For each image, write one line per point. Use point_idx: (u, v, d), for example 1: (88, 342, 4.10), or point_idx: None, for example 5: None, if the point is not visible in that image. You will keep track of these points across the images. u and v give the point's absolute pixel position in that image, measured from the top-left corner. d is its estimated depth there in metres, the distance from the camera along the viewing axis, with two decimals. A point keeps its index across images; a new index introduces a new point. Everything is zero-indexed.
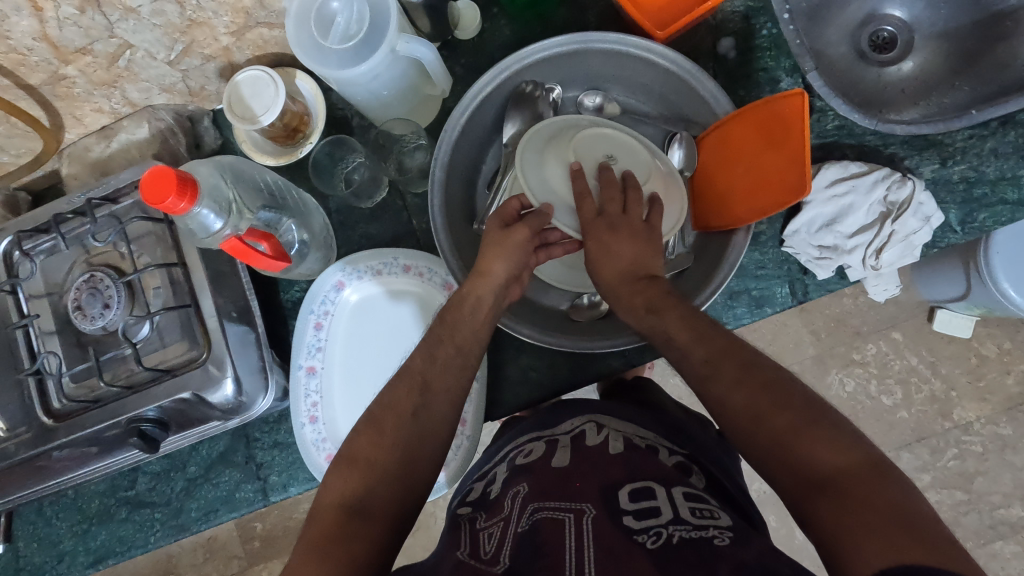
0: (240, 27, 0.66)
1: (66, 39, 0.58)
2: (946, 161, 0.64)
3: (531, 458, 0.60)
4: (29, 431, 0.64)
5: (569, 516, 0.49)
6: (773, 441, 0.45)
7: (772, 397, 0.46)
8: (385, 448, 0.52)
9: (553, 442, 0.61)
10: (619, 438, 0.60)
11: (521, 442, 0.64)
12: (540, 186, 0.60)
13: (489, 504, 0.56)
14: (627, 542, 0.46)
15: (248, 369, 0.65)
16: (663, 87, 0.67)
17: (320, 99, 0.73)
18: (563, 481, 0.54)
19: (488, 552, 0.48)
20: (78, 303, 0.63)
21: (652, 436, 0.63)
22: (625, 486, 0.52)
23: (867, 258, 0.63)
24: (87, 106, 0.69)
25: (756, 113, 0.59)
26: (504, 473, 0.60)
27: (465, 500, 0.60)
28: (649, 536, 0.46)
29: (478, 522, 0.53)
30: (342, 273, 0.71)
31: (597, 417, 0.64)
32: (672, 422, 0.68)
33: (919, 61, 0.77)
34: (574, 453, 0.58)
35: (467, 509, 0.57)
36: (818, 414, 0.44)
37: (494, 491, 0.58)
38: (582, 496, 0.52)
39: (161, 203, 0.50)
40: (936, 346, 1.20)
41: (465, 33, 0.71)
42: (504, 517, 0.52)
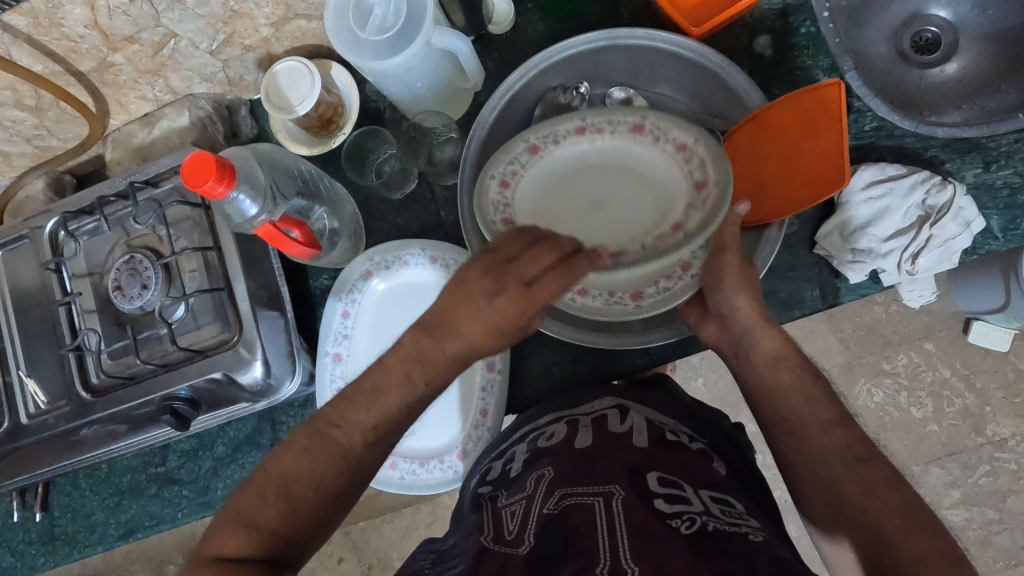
0: (280, 19, 0.67)
1: (115, 27, 0.60)
2: (989, 165, 0.62)
3: (553, 440, 0.59)
4: (69, 404, 0.67)
5: (597, 499, 0.48)
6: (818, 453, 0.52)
7: (839, 449, 0.52)
8: (278, 514, 0.53)
9: (574, 423, 0.61)
10: (642, 425, 0.60)
11: (540, 423, 0.64)
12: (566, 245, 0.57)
13: (510, 482, 0.57)
14: (658, 523, 0.45)
15: (278, 353, 0.67)
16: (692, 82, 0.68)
17: (354, 91, 0.74)
18: (588, 463, 0.54)
19: (512, 532, 0.49)
20: (118, 283, 0.66)
21: (672, 422, 0.63)
22: (653, 472, 0.52)
23: (903, 262, 0.61)
24: (132, 94, 0.72)
25: (779, 112, 0.59)
26: (525, 454, 0.60)
27: (484, 480, 0.61)
28: (683, 521, 0.45)
29: (501, 500, 0.54)
30: (370, 262, 0.73)
31: (621, 401, 0.64)
32: (691, 410, 0.68)
33: (963, 63, 0.74)
34: (596, 435, 0.58)
35: (489, 487, 0.59)
36: (869, 454, 0.51)
37: (515, 470, 0.59)
38: (609, 479, 0.51)
39: (200, 186, 0.52)
40: (971, 359, 1.16)
41: (498, 28, 0.71)
42: (526, 495, 0.53)
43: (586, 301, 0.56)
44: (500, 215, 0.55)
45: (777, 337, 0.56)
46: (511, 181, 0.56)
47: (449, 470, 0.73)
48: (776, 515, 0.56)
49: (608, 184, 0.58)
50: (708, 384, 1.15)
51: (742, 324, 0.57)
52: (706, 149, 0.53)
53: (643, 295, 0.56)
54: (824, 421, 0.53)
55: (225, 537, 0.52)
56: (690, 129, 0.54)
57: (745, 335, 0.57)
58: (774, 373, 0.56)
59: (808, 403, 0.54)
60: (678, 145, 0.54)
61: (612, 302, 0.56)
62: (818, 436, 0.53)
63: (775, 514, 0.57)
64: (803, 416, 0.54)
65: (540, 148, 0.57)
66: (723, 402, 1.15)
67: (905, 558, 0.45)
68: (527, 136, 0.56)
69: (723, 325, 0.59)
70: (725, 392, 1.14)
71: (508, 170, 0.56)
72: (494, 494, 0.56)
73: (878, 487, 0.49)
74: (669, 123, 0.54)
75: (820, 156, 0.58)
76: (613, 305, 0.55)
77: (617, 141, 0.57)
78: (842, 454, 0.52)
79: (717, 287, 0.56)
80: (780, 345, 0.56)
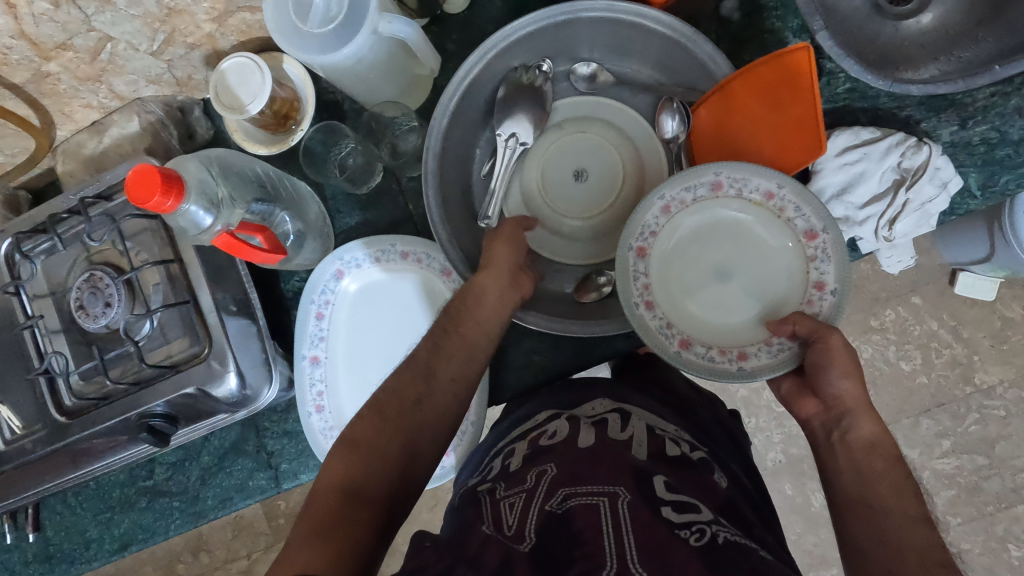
0: (221, 13, 0.64)
1: (44, 34, 0.57)
2: (965, 122, 0.60)
3: (556, 439, 0.58)
4: (45, 428, 0.66)
5: (602, 500, 0.48)
6: (893, 543, 0.47)
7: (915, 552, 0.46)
8: (385, 438, 0.56)
9: (575, 422, 0.60)
10: (644, 433, 0.58)
11: (540, 420, 0.63)
12: (663, 278, 0.60)
13: (508, 475, 0.56)
14: (669, 536, 0.45)
15: (252, 362, 0.66)
16: (658, 54, 0.65)
17: (308, 83, 0.70)
18: (593, 463, 0.52)
19: (512, 527, 0.48)
20: (81, 302, 0.64)
21: (674, 429, 0.61)
22: (659, 476, 0.52)
23: (879, 229, 0.60)
24: (76, 102, 0.68)
25: (751, 79, 0.57)
26: (524, 450, 0.59)
27: (485, 478, 0.59)
28: (693, 532, 0.45)
29: (499, 493, 0.53)
30: (340, 262, 0.70)
31: (621, 407, 0.62)
32: (685, 411, 0.67)
33: (938, 13, 0.72)
34: (598, 436, 0.57)
35: (487, 483, 0.56)
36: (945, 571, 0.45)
37: (514, 464, 0.57)
38: (614, 479, 0.50)
39: (147, 202, 0.50)
40: (958, 310, 1.16)
41: (453, 6, 0.68)
42: (527, 490, 0.51)
43: (648, 320, 0.57)
44: (640, 239, 0.58)
45: (878, 423, 0.53)
46: (671, 207, 0.59)
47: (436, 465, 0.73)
48: (775, 531, 0.57)
49: (743, 269, 0.59)
50: None
51: (846, 402, 0.53)
52: (831, 307, 0.54)
53: (689, 346, 0.57)
54: (911, 515, 0.49)
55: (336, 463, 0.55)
56: (842, 274, 0.53)
57: (846, 414, 0.53)
58: (867, 458, 0.52)
59: (892, 493, 0.50)
60: (819, 281, 0.55)
61: (663, 330, 0.58)
62: (901, 531, 0.48)
63: (776, 533, 0.57)
64: (887, 504, 0.49)
65: (721, 189, 0.57)
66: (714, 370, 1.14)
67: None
68: (721, 172, 0.56)
69: (826, 406, 0.54)
70: None
71: (678, 196, 0.58)
72: (492, 487, 0.55)
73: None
74: (834, 256, 0.54)
75: (796, 124, 0.56)
76: (664, 336, 0.57)
77: (783, 232, 0.57)
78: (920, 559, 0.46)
79: (822, 368, 0.52)
80: (877, 431, 0.52)
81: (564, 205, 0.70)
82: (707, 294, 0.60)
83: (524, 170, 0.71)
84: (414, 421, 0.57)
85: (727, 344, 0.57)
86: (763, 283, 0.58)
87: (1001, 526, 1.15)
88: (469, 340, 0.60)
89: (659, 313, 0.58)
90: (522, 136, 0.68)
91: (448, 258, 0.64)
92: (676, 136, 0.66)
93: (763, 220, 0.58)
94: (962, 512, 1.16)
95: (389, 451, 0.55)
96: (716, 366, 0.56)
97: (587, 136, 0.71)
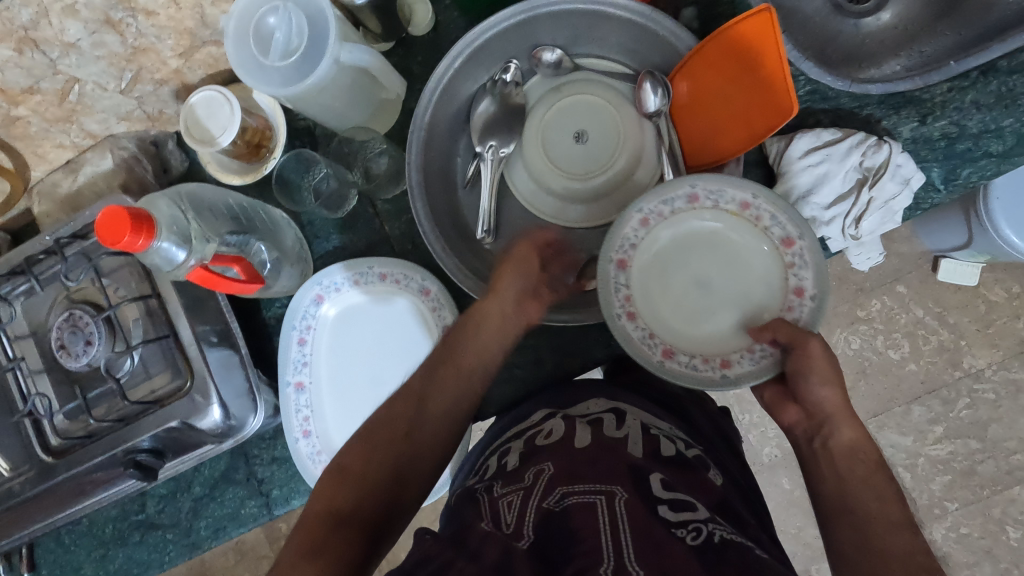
0: (187, 48, 0.64)
1: (10, 81, 0.58)
2: (926, 118, 0.61)
3: (552, 437, 0.58)
4: (32, 469, 0.66)
5: (600, 499, 0.48)
6: (876, 550, 0.48)
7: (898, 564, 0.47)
8: (380, 458, 0.57)
9: (570, 421, 0.60)
10: (639, 433, 0.58)
11: (535, 420, 0.63)
12: (641, 289, 0.59)
13: (506, 474, 0.56)
14: (666, 535, 0.45)
15: (235, 393, 0.66)
16: (622, 38, 0.67)
17: (278, 110, 0.71)
18: (590, 461, 0.53)
19: (511, 524, 0.48)
20: (61, 342, 0.64)
21: (669, 427, 0.62)
22: (655, 474, 0.52)
23: (846, 228, 0.61)
24: (48, 143, 0.69)
25: (714, 48, 0.60)
26: (520, 449, 0.59)
27: (482, 475, 0.59)
28: (689, 531, 0.46)
29: (497, 490, 0.53)
30: (319, 287, 0.71)
31: (617, 406, 0.62)
32: (670, 411, 0.66)
33: (896, 10, 0.73)
34: (594, 434, 0.57)
35: (484, 480, 0.56)
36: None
37: (510, 465, 0.57)
38: (612, 479, 0.50)
39: (117, 243, 0.50)
40: (943, 296, 1.17)
41: (418, 29, 0.69)
42: (525, 489, 0.51)
43: (630, 332, 0.57)
44: (620, 252, 0.58)
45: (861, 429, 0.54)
46: (649, 220, 0.59)
47: None
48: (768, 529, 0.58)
49: (724, 279, 0.59)
50: None
51: (826, 408, 0.54)
52: (811, 311, 0.55)
53: (672, 353, 0.57)
54: (894, 519, 0.49)
55: (328, 487, 0.57)
56: (821, 277, 0.54)
57: (827, 421, 0.54)
58: (848, 462, 0.53)
59: (876, 500, 0.51)
60: (798, 287, 0.55)
61: (646, 340, 0.58)
62: (885, 539, 0.48)
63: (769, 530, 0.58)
64: (868, 510, 0.50)
65: (697, 202, 0.58)
66: None
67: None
68: (698, 184, 0.57)
69: (807, 413, 0.55)
70: None
71: (657, 209, 0.58)
72: (488, 484, 0.55)
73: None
74: (812, 260, 0.55)
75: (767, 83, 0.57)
76: (645, 345, 0.57)
77: (763, 241, 0.57)
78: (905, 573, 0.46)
79: (802, 375, 0.53)
80: (859, 438, 0.53)
81: (571, 168, 0.69)
82: (687, 305, 0.59)
83: (524, 146, 0.70)
84: (407, 446, 0.59)
85: (705, 350, 0.58)
86: (742, 293, 0.58)
87: (998, 509, 1.16)
88: (469, 360, 0.61)
89: (640, 324, 0.58)
90: (502, 146, 0.70)
91: (439, 259, 0.63)
92: (659, 112, 0.66)
93: (739, 227, 0.58)
94: (959, 496, 1.17)
95: (381, 467, 0.57)
96: (700, 375, 0.56)
97: (584, 98, 0.69)
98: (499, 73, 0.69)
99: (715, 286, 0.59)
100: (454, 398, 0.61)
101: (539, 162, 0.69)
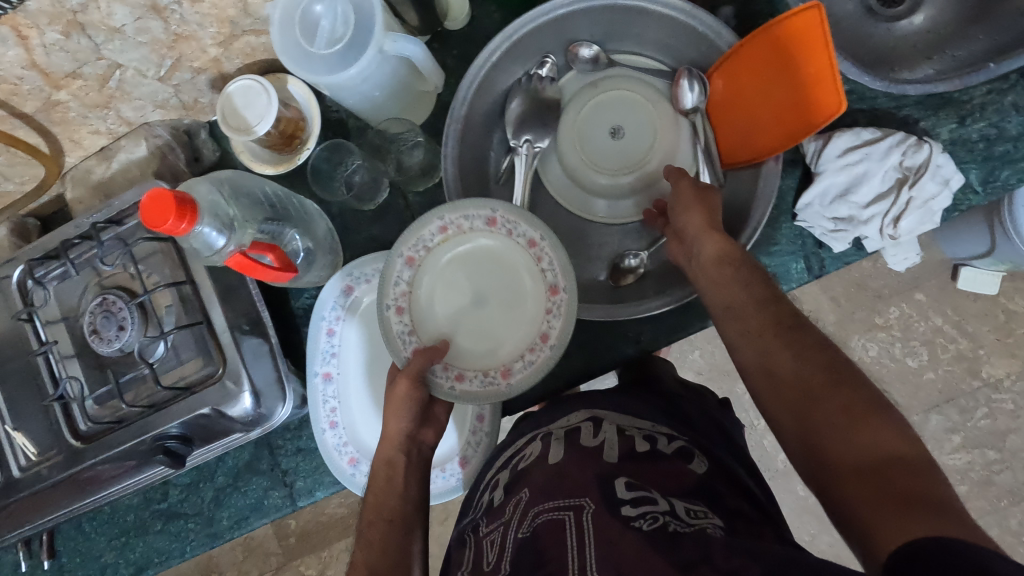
0: (227, 37, 0.65)
1: (54, 64, 0.58)
2: (964, 120, 0.61)
3: (529, 461, 0.57)
4: (60, 454, 0.66)
5: (568, 513, 0.46)
6: (777, 359, 0.50)
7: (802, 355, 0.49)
8: None
9: (548, 439, 0.59)
10: (615, 436, 0.56)
11: (520, 446, 0.62)
12: (458, 349, 0.60)
13: (491, 508, 0.55)
14: (625, 531, 0.43)
15: (266, 381, 0.66)
16: (660, 34, 0.67)
17: (314, 104, 0.72)
18: (560, 475, 0.52)
19: (491, 564, 0.47)
20: (94, 326, 0.64)
21: (649, 424, 0.59)
22: (621, 477, 0.50)
23: (885, 227, 0.61)
24: (84, 129, 0.69)
25: (761, 42, 0.59)
26: (505, 479, 0.57)
27: (473, 512, 0.58)
28: (646, 521, 0.44)
29: (482, 529, 0.53)
30: (349, 277, 0.71)
31: (594, 413, 0.60)
32: (677, 409, 0.63)
33: (930, 13, 0.73)
34: (568, 448, 0.55)
35: (473, 521, 0.56)
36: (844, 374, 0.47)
37: (497, 496, 0.56)
38: (580, 490, 0.49)
39: (161, 226, 0.50)
40: (961, 304, 1.16)
41: (455, 24, 0.69)
42: (504, 522, 0.50)
43: (469, 387, 0.59)
44: (408, 343, 0.60)
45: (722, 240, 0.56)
46: (404, 303, 0.60)
47: (450, 478, 0.72)
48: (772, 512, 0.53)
49: (494, 285, 0.61)
50: (704, 355, 1.16)
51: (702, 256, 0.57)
52: (552, 250, 0.57)
53: (511, 370, 0.58)
54: (784, 319, 0.51)
55: None
56: (535, 225, 0.58)
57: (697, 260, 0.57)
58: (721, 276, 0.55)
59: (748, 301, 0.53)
60: (528, 241, 0.58)
61: (487, 382, 0.59)
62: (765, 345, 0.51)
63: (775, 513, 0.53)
64: (749, 313, 0.52)
65: (416, 262, 0.60)
66: (721, 370, 1.15)
67: (886, 524, 0.39)
68: (402, 252, 0.59)
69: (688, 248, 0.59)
70: (723, 362, 1.15)
71: (399, 294, 0.60)
72: (476, 523, 0.55)
73: (886, 440, 0.43)
74: (518, 219, 0.58)
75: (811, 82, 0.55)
76: (489, 386, 0.58)
77: (486, 239, 0.60)
78: (808, 360, 0.48)
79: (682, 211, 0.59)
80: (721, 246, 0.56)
81: (606, 164, 0.70)
82: (481, 333, 0.60)
83: (560, 142, 0.71)
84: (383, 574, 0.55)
85: (511, 360, 0.59)
86: (498, 301, 0.61)
87: (1015, 519, 1.15)
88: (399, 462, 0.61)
89: (474, 372, 0.59)
90: (536, 140, 0.70)
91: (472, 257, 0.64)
92: (696, 107, 0.68)
93: (460, 245, 0.61)
94: (975, 506, 1.16)
95: None
96: (536, 364, 0.58)
97: (622, 94, 0.71)
98: (535, 69, 0.69)
99: (464, 330, 0.61)
100: (393, 500, 0.60)
101: (573, 158, 0.70)
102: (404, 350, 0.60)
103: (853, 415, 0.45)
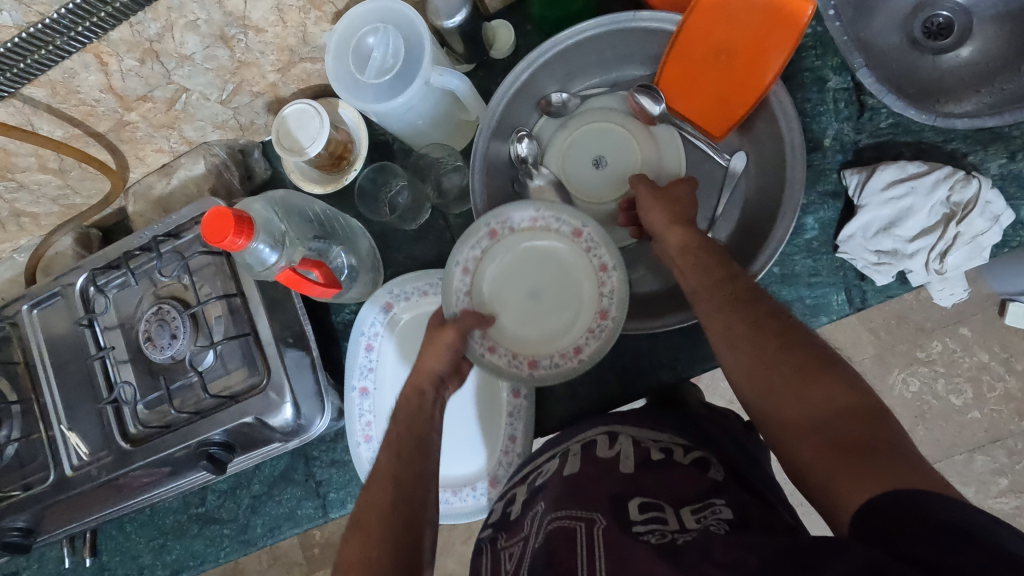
0: (285, 64, 0.69)
1: (129, 88, 0.62)
2: (1014, 155, 0.60)
3: (547, 476, 0.57)
4: (110, 455, 0.69)
5: (579, 524, 0.47)
6: (733, 329, 0.51)
7: (755, 324, 0.50)
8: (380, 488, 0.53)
9: (565, 456, 0.59)
10: (631, 448, 0.56)
11: (539, 461, 0.62)
12: (499, 330, 0.63)
13: (509, 523, 0.55)
14: (635, 544, 0.43)
15: (306, 392, 0.68)
16: None
17: (363, 128, 0.75)
18: (574, 488, 0.52)
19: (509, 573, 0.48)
20: (149, 333, 0.67)
21: (667, 434, 0.58)
22: (634, 496, 0.50)
23: (930, 262, 0.60)
24: (149, 147, 0.73)
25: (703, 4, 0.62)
26: (524, 495, 0.58)
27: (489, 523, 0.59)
28: (653, 534, 0.44)
29: (501, 542, 0.53)
30: (390, 295, 0.73)
31: (611, 427, 0.60)
32: (707, 423, 0.61)
33: (978, 46, 0.71)
34: (584, 462, 0.56)
35: (490, 530, 0.57)
36: (795, 335, 0.48)
37: (514, 510, 0.56)
38: (591, 504, 0.49)
39: (220, 242, 0.53)
40: (1010, 341, 1.11)
41: (499, 53, 0.71)
42: (523, 537, 0.50)
43: (496, 361, 0.62)
44: (458, 301, 0.63)
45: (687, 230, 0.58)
46: (471, 265, 0.63)
47: (481, 497, 0.73)
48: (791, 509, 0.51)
49: (551, 283, 0.63)
50: None
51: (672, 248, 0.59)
52: (618, 280, 0.59)
53: (537, 363, 0.61)
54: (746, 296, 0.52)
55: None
56: (613, 253, 0.59)
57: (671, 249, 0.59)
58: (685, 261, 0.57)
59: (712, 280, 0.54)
60: (601, 264, 0.60)
61: (513, 363, 0.62)
62: (724, 320, 0.52)
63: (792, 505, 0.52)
64: (709, 292, 0.54)
65: (498, 235, 0.63)
66: None
67: (843, 481, 0.40)
68: (490, 222, 0.62)
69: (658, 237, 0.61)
70: None
71: (469, 256, 0.63)
72: (493, 535, 0.55)
73: (840, 392, 0.44)
74: (601, 241, 0.60)
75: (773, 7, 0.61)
76: (513, 368, 0.61)
77: (561, 241, 0.62)
78: (763, 329, 0.49)
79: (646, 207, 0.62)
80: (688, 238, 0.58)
81: (601, 193, 0.71)
82: (524, 321, 0.63)
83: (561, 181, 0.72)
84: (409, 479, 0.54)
85: (539, 354, 0.62)
86: (551, 298, 0.63)
87: None
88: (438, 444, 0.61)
89: (505, 350, 0.62)
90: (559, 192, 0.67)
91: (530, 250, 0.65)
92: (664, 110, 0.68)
93: (541, 239, 0.63)
94: None
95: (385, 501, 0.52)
96: (562, 367, 0.61)
97: (598, 124, 0.72)
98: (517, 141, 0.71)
99: (515, 312, 0.63)
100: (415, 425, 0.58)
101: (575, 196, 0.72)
102: (454, 304, 0.63)
103: (807, 373, 0.46)
